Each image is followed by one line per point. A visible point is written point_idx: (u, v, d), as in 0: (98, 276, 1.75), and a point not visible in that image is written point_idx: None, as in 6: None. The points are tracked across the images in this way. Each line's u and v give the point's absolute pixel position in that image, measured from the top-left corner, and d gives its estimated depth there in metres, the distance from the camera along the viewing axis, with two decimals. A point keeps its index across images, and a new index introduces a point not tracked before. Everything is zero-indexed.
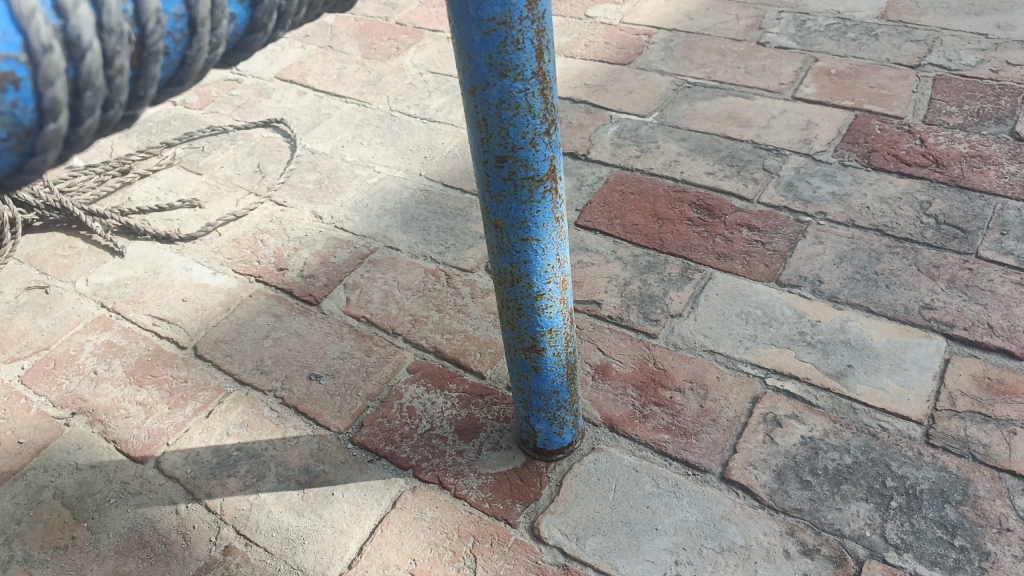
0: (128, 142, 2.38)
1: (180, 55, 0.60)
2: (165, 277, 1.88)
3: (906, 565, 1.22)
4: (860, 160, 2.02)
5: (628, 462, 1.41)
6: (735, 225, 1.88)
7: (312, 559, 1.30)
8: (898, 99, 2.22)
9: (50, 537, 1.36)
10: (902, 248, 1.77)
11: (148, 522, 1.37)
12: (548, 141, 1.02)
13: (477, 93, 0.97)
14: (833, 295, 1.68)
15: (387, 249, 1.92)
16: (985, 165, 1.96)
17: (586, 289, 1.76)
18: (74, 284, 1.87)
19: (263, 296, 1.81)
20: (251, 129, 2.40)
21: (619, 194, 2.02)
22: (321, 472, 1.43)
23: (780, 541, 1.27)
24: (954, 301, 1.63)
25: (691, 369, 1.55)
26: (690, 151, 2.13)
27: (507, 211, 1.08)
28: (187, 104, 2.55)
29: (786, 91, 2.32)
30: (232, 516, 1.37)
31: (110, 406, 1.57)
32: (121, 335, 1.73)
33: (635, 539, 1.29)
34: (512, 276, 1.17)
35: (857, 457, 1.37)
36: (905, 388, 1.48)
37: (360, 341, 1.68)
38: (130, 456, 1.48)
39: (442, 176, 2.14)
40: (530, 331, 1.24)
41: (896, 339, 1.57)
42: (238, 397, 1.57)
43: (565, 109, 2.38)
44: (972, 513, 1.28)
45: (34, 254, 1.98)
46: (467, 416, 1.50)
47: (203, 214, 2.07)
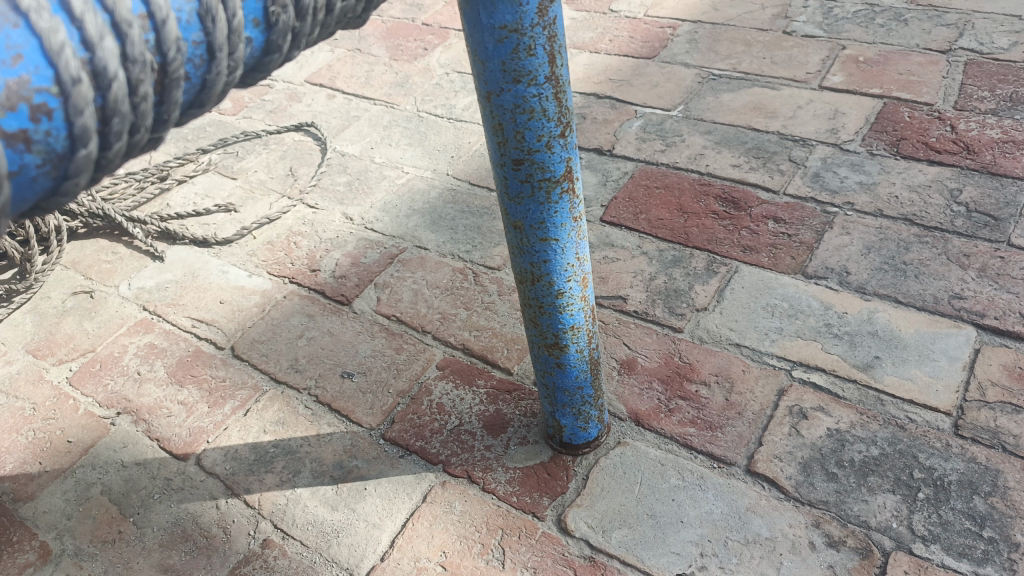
0: (166, 149, 2.44)
1: (201, 79, 0.64)
2: (202, 280, 1.94)
3: (933, 557, 1.22)
4: (889, 149, 2.01)
5: (654, 456, 1.42)
6: (762, 217, 1.88)
7: (346, 552, 1.34)
8: (928, 85, 2.19)
9: (99, 532, 1.42)
10: (932, 237, 1.75)
11: (191, 516, 1.43)
12: (564, 143, 1.04)
13: (492, 98, 0.99)
14: (861, 286, 1.67)
15: (416, 249, 1.95)
16: (1017, 150, 1.93)
17: (611, 285, 1.78)
18: (117, 289, 1.94)
19: (297, 297, 1.86)
20: (283, 133, 2.45)
21: (645, 189, 2.03)
22: (354, 468, 1.47)
23: (805, 533, 1.28)
24: (985, 290, 1.61)
25: (717, 362, 1.56)
26: (716, 144, 2.13)
27: (526, 212, 1.11)
28: (221, 110, 2.62)
29: (813, 80, 2.31)
30: (269, 510, 1.42)
31: (153, 406, 1.63)
32: (162, 337, 1.79)
33: (660, 532, 1.31)
34: (533, 275, 1.20)
35: (884, 449, 1.37)
36: (934, 379, 1.47)
37: (390, 339, 1.72)
38: (173, 454, 1.54)
39: (469, 175, 2.17)
40: (552, 329, 1.27)
41: (924, 330, 1.56)
42: (274, 396, 1.63)
43: (590, 105, 2.40)
44: (1001, 504, 1.27)
45: (79, 259, 2.05)
46: (496, 412, 1.54)
47: (239, 218, 2.13)
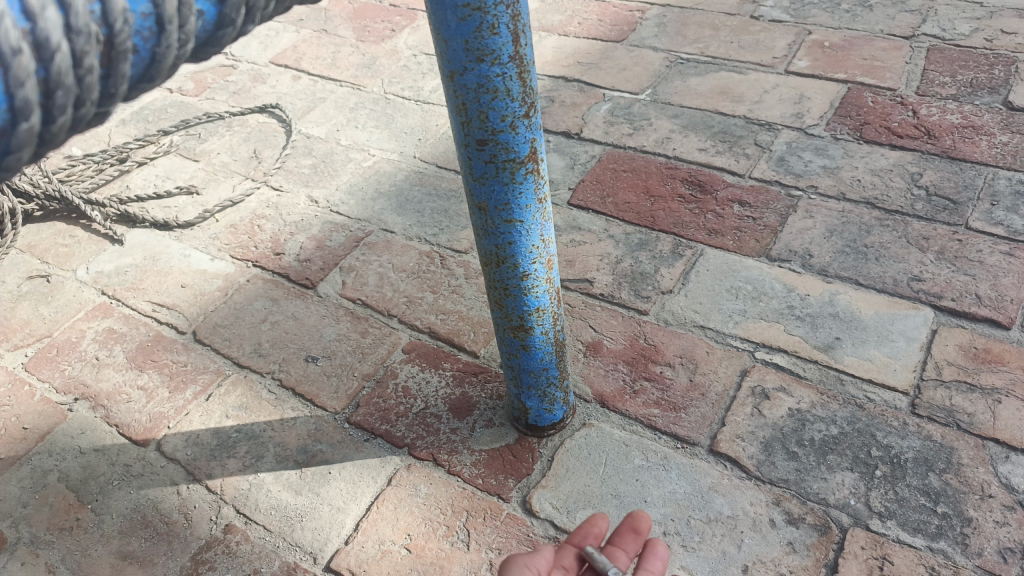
0: (125, 130, 2.39)
1: (151, 52, 0.61)
2: (163, 264, 1.91)
3: (889, 532, 1.25)
4: (852, 133, 2.03)
5: (618, 437, 1.43)
6: (727, 201, 1.89)
7: (310, 535, 1.33)
8: (891, 71, 2.22)
9: (56, 519, 1.40)
10: (892, 220, 1.78)
11: (151, 502, 1.41)
12: (528, 124, 1.04)
13: (455, 78, 0.98)
14: (823, 269, 1.69)
15: (382, 232, 1.94)
16: (976, 135, 1.96)
17: (577, 268, 1.78)
18: (74, 273, 1.90)
19: (260, 281, 1.84)
20: (246, 115, 2.41)
21: (612, 172, 2.03)
22: (319, 452, 1.46)
23: (765, 511, 1.29)
24: (943, 272, 1.64)
25: (681, 345, 1.58)
26: (682, 128, 2.14)
27: (490, 193, 1.10)
28: (183, 91, 2.56)
29: (779, 65, 2.32)
30: (232, 495, 1.40)
31: (112, 391, 1.60)
32: (122, 322, 1.76)
33: (624, 512, 1.32)
34: (498, 257, 1.19)
35: (843, 428, 1.39)
36: (892, 359, 1.49)
37: (356, 323, 1.71)
38: (133, 440, 1.51)
39: (436, 158, 2.16)
40: (517, 311, 1.26)
41: (884, 311, 1.59)
42: (237, 380, 1.61)
43: (558, 88, 2.39)
44: (955, 480, 1.30)
45: (35, 243, 2.00)
46: (462, 395, 1.53)
47: (201, 200, 2.10)
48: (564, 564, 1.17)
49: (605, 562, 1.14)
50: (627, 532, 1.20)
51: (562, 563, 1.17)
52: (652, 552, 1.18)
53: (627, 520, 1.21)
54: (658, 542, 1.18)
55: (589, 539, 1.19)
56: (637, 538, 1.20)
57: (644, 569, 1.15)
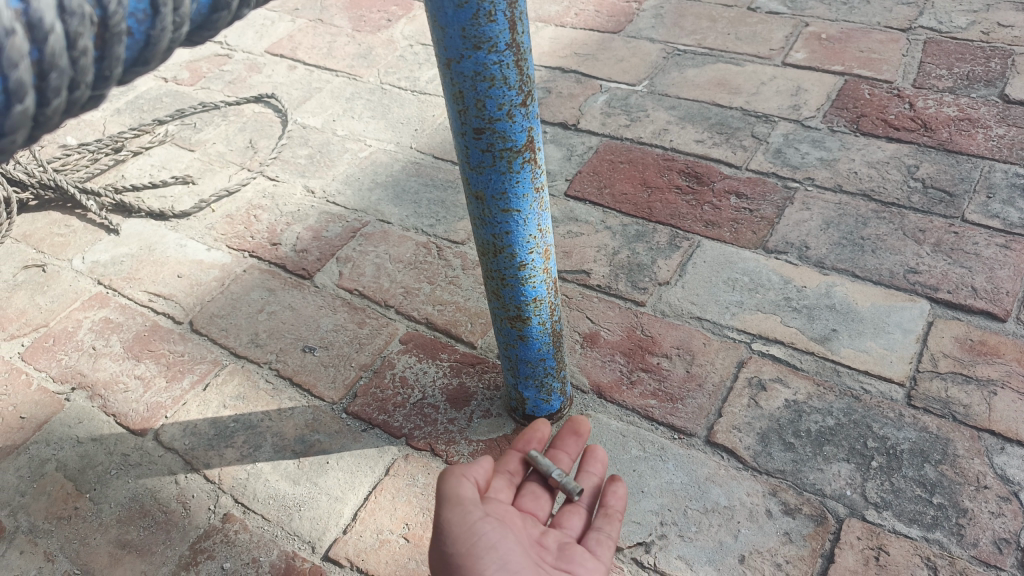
0: (120, 120, 2.38)
1: (144, 35, 0.61)
2: (159, 254, 1.90)
3: (884, 523, 1.26)
4: (850, 125, 2.03)
5: (616, 428, 1.44)
6: (724, 192, 1.89)
7: (308, 525, 1.34)
8: (888, 63, 2.22)
9: (54, 509, 1.40)
10: (889, 213, 1.78)
11: (148, 492, 1.41)
12: (525, 112, 1.03)
13: (452, 65, 0.98)
14: (820, 261, 1.70)
15: (378, 223, 1.93)
16: (973, 128, 1.97)
17: (575, 260, 1.78)
18: (70, 263, 1.89)
19: (257, 271, 1.83)
20: (242, 105, 2.40)
21: (609, 163, 2.03)
22: (316, 441, 1.46)
23: (762, 501, 1.30)
24: (939, 265, 1.65)
25: (678, 336, 1.58)
26: (680, 120, 2.14)
27: (487, 181, 1.10)
28: (179, 81, 2.55)
29: (776, 57, 2.32)
30: (230, 485, 1.41)
31: (109, 381, 1.60)
32: (118, 311, 1.76)
33: None
34: (496, 247, 1.19)
35: (840, 419, 1.40)
36: (888, 351, 1.50)
37: (353, 313, 1.71)
38: (130, 429, 1.51)
39: (433, 148, 2.15)
40: (515, 301, 1.27)
41: (880, 303, 1.59)
42: (234, 370, 1.61)
43: (555, 79, 2.39)
44: (951, 471, 1.31)
45: (30, 232, 1.99)
46: (459, 385, 1.54)
47: (197, 190, 2.09)
48: (510, 469, 1.26)
49: (548, 464, 1.24)
50: (569, 436, 1.30)
51: (508, 467, 1.27)
52: (591, 455, 1.29)
53: (568, 425, 1.31)
54: (596, 447, 1.30)
55: (532, 444, 1.28)
56: (578, 441, 1.30)
57: (586, 471, 1.27)
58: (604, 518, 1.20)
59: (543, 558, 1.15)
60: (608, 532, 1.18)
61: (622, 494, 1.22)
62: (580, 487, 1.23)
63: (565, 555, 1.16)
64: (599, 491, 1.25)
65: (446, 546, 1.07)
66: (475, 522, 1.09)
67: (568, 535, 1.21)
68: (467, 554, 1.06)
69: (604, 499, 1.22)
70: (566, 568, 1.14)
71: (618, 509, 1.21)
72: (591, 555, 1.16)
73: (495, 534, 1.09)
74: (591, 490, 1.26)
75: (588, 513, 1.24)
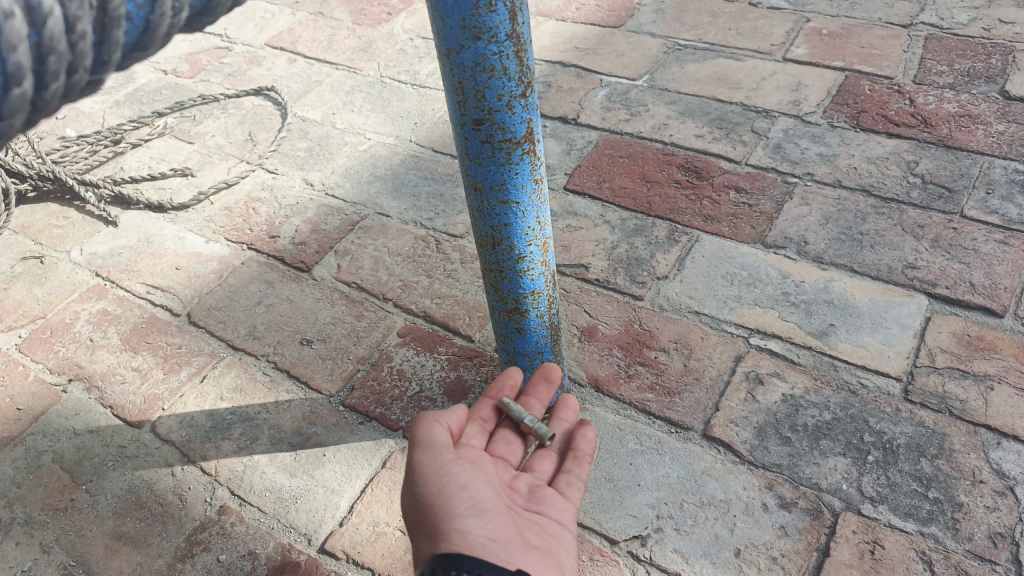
0: (119, 112, 2.38)
1: (144, 20, 0.60)
2: (158, 246, 1.90)
3: (880, 517, 1.26)
4: (849, 121, 2.03)
5: (612, 421, 1.44)
6: (723, 187, 1.89)
7: (304, 517, 1.34)
8: (889, 59, 2.21)
9: (50, 500, 1.40)
10: (888, 208, 1.78)
11: (145, 484, 1.41)
12: (525, 104, 1.03)
13: (452, 56, 0.97)
14: (818, 256, 1.70)
15: (377, 216, 1.93)
16: (973, 124, 1.96)
17: (573, 254, 1.78)
18: (68, 255, 1.89)
19: (255, 263, 1.83)
20: (242, 97, 2.40)
21: (608, 158, 2.02)
22: (313, 434, 1.46)
23: (758, 495, 1.30)
24: (938, 260, 1.65)
25: (676, 330, 1.58)
26: (679, 114, 2.13)
27: (486, 173, 1.10)
28: (178, 73, 2.55)
29: (777, 52, 2.32)
30: (226, 477, 1.41)
31: (106, 372, 1.60)
32: (116, 304, 1.76)
33: (617, 495, 1.33)
34: (494, 239, 1.19)
35: (837, 414, 1.40)
36: (886, 346, 1.50)
37: (351, 306, 1.71)
38: (127, 421, 1.51)
39: (432, 142, 2.15)
40: (513, 294, 1.27)
41: (878, 298, 1.59)
42: (231, 362, 1.61)
43: (555, 73, 2.38)
44: (947, 466, 1.31)
45: (29, 224, 1.99)
46: (456, 378, 1.53)
47: (196, 183, 2.09)
48: (482, 416, 1.27)
49: (520, 411, 1.26)
50: (541, 383, 1.32)
51: (480, 415, 1.28)
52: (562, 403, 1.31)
53: (540, 371, 1.32)
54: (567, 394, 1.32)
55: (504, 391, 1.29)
56: (549, 388, 1.32)
57: (558, 418, 1.29)
58: (574, 462, 1.22)
59: (515, 501, 1.18)
60: (578, 474, 1.21)
61: (592, 437, 1.24)
62: (551, 432, 1.24)
63: (536, 498, 1.18)
64: (569, 436, 1.27)
65: (420, 488, 1.07)
66: (449, 464, 1.09)
67: (539, 479, 1.23)
68: (441, 493, 1.06)
69: (574, 442, 1.24)
70: (536, 510, 1.17)
71: (587, 452, 1.23)
72: (561, 497, 1.18)
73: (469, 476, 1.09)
74: (562, 435, 1.27)
75: (559, 457, 1.26)
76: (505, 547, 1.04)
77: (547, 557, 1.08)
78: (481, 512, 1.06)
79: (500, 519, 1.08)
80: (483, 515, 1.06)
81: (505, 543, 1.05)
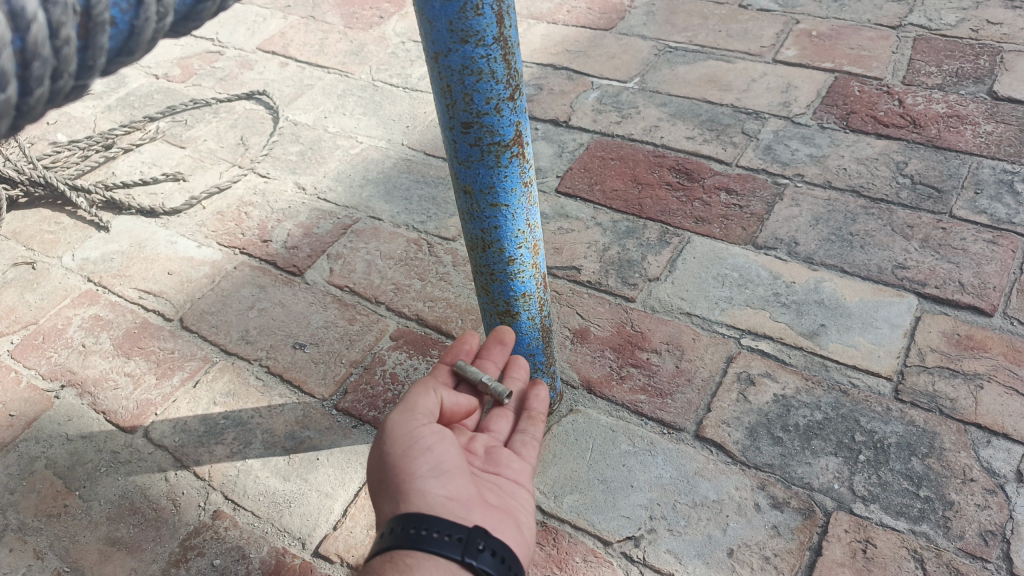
0: (111, 117, 2.37)
1: None
2: (150, 251, 1.90)
3: (872, 516, 1.26)
4: (839, 122, 2.04)
5: (605, 423, 1.44)
6: (714, 189, 1.90)
7: (298, 521, 1.34)
8: (878, 60, 2.22)
9: (43, 506, 1.39)
10: (878, 208, 1.79)
11: (138, 489, 1.41)
12: (513, 107, 1.03)
13: (440, 59, 0.98)
14: (809, 256, 1.70)
15: (369, 219, 1.94)
16: (962, 124, 1.98)
17: (565, 256, 1.78)
18: (60, 260, 1.89)
19: (247, 268, 1.83)
20: (233, 102, 2.40)
21: (600, 160, 2.03)
22: (307, 438, 1.46)
23: (750, 495, 1.31)
24: (927, 260, 1.66)
25: (668, 331, 1.59)
26: (670, 116, 2.14)
27: (475, 176, 1.10)
28: (170, 78, 2.55)
29: (767, 54, 2.33)
30: (220, 482, 1.41)
31: (99, 378, 1.60)
32: (108, 309, 1.75)
33: (611, 496, 1.33)
34: (484, 242, 1.19)
35: (828, 413, 1.41)
36: (876, 345, 1.51)
37: (343, 310, 1.71)
38: (120, 427, 1.51)
39: (424, 145, 2.15)
40: (504, 296, 1.27)
41: (869, 298, 1.60)
42: (224, 367, 1.61)
43: (546, 76, 2.39)
44: (938, 464, 1.32)
45: (20, 229, 1.99)
46: None
47: (187, 187, 2.09)
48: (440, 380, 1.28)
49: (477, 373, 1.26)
50: (495, 345, 1.31)
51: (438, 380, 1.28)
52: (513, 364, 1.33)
53: (494, 334, 1.31)
54: (518, 357, 1.33)
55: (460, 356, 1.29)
56: (503, 350, 1.31)
57: (511, 378, 1.31)
58: (528, 421, 1.25)
59: (472, 463, 1.19)
60: (533, 434, 1.23)
61: (545, 397, 1.27)
62: (508, 390, 1.25)
63: (493, 458, 1.20)
64: (523, 395, 1.29)
65: (386, 449, 1.09)
66: (415, 427, 1.10)
67: (496, 439, 1.25)
68: (405, 454, 1.08)
69: (529, 403, 1.27)
70: (493, 470, 1.18)
71: (541, 411, 1.26)
72: (517, 457, 1.20)
73: (434, 438, 1.10)
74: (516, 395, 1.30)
75: (516, 417, 1.28)
76: (463, 505, 1.05)
77: (505, 514, 1.09)
78: (442, 473, 1.08)
79: (461, 479, 1.09)
80: (444, 475, 1.07)
81: (463, 500, 1.06)
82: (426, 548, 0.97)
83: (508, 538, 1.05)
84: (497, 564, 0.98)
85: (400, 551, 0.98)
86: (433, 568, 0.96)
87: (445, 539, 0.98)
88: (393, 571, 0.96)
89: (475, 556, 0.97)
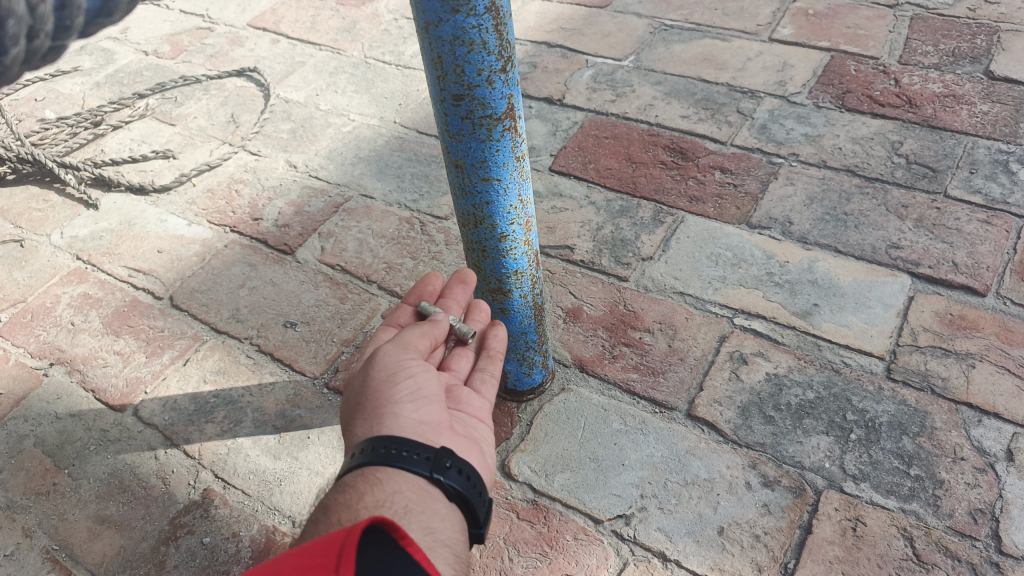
0: (99, 93, 2.34)
1: None
2: (139, 229, 1.88)
3: (862, 494, 1.27)
4: (835, 101, 2.03)
5: (597, 402, 1.44)
6: (709, 168, 1.89)
7: (288, 499, 1.34)
8: (875, 39, 2.21)
9: (32, 484, 1.39)
10: (872, 188, 1.78)
11: (127, 467, 1.40)
12: (505, 79, 1.02)
13: (430, 30, 0.96)
14: (803, 236, 1.70)
15: (361, 197, 1.92)
16: (957, 104, 1.96)
17: (559, 235, 1.77)
18: (48, 238, 1.87)
19: (238, 246, 1.82)
20: (224, 79, 2.37)
21: (594, 139, 2.02)
22: (297, 417, 1.45)
23: (742, 474, 1.31)
24: (921, 240, 1.65)
25: (661, 311, 1.58)
26: (665, 95, 2.13)
27: (467, 150, 1.09)
28: (159, 54, 2.51)
29: (763, 32, 2.31)
30: (210, 460, 1.40)
31: (88, 356, 1.59)
32: (98, 287, 1.74)
33: (602, 475, 1.33)
34: (476, 217, 1.18)
35: (820, 392, 1.41)
36: (868, 325, 1.51)
37: (335, 288, 1.70)
38: (109, 405, 1.50)
39: (416, 123, 2.13)
40: (496, 273, 1.26)
41: (862, 278, 1.60)
42: (214, 345, 1.60)
43: (540, 53, 2.37)
44: (928, 443, 1.32)
45: (8, 207, 1.97)
46: None
47: (177, 164, 2.07)
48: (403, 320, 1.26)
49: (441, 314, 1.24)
50: (457, 286, 1.29)
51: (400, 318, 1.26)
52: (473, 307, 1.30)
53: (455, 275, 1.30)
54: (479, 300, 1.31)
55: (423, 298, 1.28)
56: (465, 291, 1.29)
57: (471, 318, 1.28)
58: (486, 359, 1.23)
59: None
60: (491, 371, 1.21)
61: (503, 337, 1.26)
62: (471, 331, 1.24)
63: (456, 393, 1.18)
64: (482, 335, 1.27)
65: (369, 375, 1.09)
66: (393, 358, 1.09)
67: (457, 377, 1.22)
68: (386, 380, 1.07)
69: (486, 342, 1.25)
70: (455, 407, 1.15)
71: (499, 350, 1.25)
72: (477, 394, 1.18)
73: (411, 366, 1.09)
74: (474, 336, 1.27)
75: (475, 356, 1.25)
76: (435, 430, 1.04)
77: (471, 442, 1.07)
78: (418, 399, 1.06)
79: (434, 406, 1.07)
80: (419, 400, 1.06)
81: (435, 425, 1.04)
82: (397, 464, 0.95)
83: (474, 461, 1.04)
84: (463, 481, 0.97)
85: (372, 467, 0.96)
86: (403, 482, 0.94)
87: (414, 457, 0.96)
88: (363, 484, 0.93)
89: (444, 473, 0.96)
